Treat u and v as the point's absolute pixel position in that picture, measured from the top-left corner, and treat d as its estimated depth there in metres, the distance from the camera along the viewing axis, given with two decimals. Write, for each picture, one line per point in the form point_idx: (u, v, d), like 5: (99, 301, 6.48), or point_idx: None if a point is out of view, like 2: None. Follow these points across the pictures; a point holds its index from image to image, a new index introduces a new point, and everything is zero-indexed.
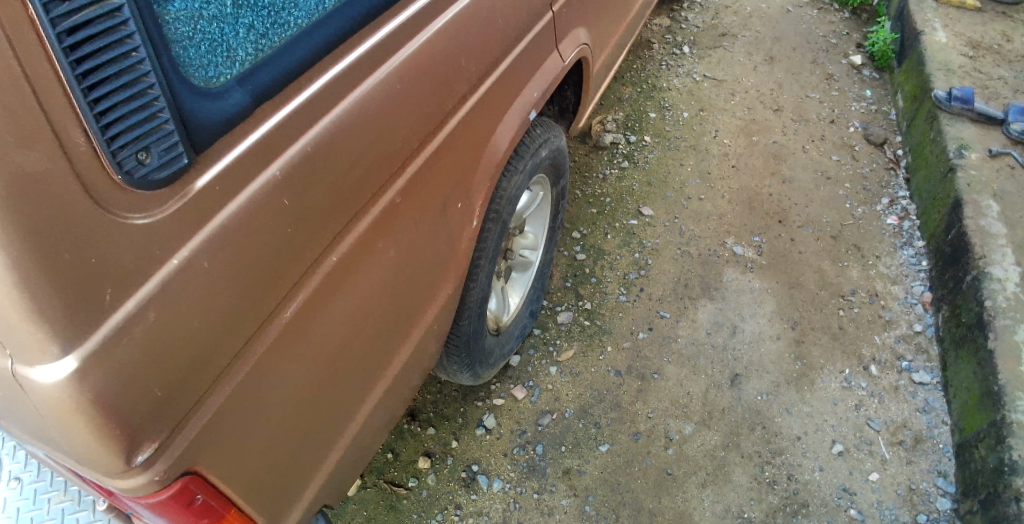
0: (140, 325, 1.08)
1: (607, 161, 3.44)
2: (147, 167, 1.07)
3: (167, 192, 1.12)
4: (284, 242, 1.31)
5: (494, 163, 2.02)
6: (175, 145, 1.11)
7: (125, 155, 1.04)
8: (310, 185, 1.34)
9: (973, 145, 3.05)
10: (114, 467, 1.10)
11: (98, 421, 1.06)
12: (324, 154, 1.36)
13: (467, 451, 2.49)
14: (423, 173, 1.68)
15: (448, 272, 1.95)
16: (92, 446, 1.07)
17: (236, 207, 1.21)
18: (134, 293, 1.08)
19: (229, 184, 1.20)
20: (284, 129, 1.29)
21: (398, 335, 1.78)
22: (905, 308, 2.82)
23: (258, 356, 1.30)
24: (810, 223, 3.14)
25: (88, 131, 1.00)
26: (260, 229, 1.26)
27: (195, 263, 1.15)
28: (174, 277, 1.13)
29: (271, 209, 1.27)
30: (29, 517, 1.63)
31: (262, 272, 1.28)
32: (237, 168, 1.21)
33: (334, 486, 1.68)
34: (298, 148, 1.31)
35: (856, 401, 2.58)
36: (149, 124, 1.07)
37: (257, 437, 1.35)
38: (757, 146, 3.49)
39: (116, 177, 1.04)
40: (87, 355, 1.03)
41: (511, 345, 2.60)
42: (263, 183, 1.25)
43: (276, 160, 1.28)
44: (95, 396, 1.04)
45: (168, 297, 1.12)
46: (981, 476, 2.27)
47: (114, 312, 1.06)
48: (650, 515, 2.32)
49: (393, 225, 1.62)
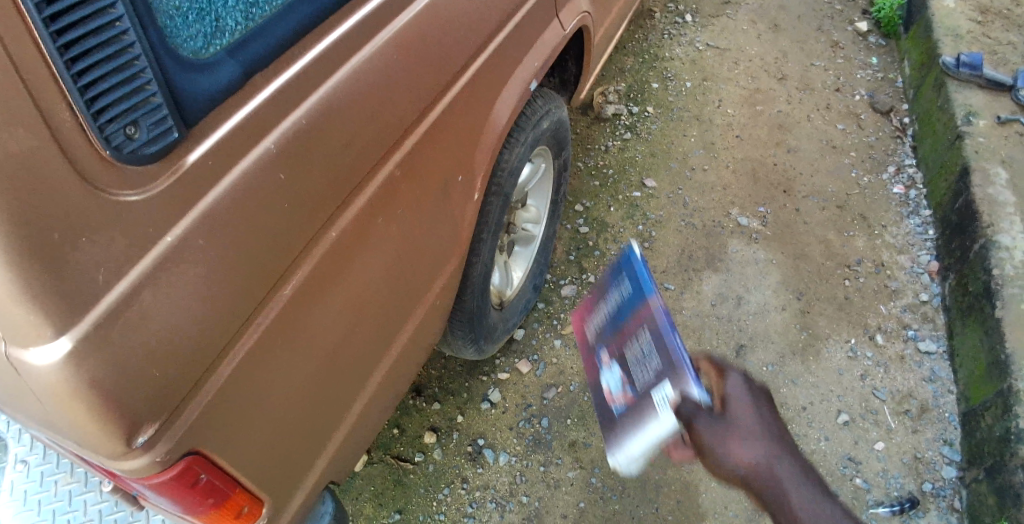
0: (135, 306, 1.06)
1: (609, 133, 3.40)
2: (137, 142, 1.05)
3: (158, 168, 1.09)
4: (280, 220, 1.29)
5: (494, 139, 1.98)
6: (165, 118, 1.09)
7: (113, 130, 1.02)
8: (305, 162, 1.31)
9: (981, 112, 3.02)
10: (115, 448, 1.09)
11: (95, 404, 1.04)
12: (319, 130, 1.33)
13: (473, 425, 2.49)
14: (421, 149, 1.65)
15: (450, 249, 1.92)
16: (91, 429, 1.06)
17: (229, 185, 1.18)
18: (128, 272, 1.06)
19: (222, 159, 1.18)
20: (275, 105, 1.26)
21: (400, 315, 1.77)
22: (912, 277, 2.81)
23: (256, 337, 1.28)
24: (814, 193, 3.11)
25: (74, 107, 0.97)
26: (257, 206, 1.24)
27: (189, 244, 1.13)
28: (166, 258, 1.10)
29: (267, 187, 1.25)
30: (36, 500, 1.62)
31: (258, 251, 1.25)
32: (229, 144, 1.19)
33: (341, 461, 1.68)
34: (291, 124, 1.28)
35: (862, 370, 2.57)
36: (137, 97, 1.04)
37: (262, 417, 1.34)
38: (761, 116, 3.44)
39: (104, 153, 1.02)
40: (81, 337, 1.01)
41: (514, 320, 2.58)
42: (259, 160, 1.23)
43: (269, 136, 1.25)
44: (91, 378, 1.03)
45: (162, 278, 1.10)
46: (987, 445, 2.27)
47: (108, 292, 1.04)
48: (656, 486, 2.34)
49: (392, 202, 1.59)
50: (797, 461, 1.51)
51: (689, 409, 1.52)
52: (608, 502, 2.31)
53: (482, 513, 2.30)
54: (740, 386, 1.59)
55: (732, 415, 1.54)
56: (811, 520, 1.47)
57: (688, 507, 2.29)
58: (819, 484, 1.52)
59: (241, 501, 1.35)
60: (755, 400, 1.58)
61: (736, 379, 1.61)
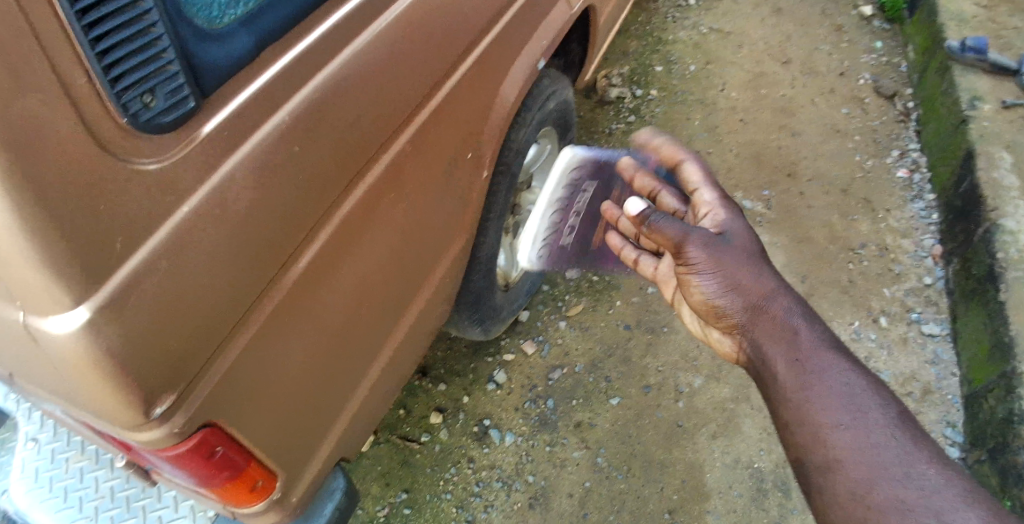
0: (151, 277, 1.06)
1: (613, 117, 3.34)
2: (153, 111, 1.04)
3: (173, 137, 1.08)
4: (295, 192, 1.28)
5: (502, 116, 1.97)
6: (181, 87, 1.07)
7: (130, 98, 1.00)
8: (318, 134, 1.30)
9: (986, 96, 3.03)
10: (133, 419, 1.09)
11: (113, 373, 1.04)
12: (331, 102, 1.32)
13: (479, 405, 2.48)
14: (432, 123, 1.64)
15: (457, 227, 1.91)
16: (111, 399, 1.06)
17: (243, 155, 1.17)
18: (146, 241, 1.06)
19: (236, 130, 1.16)
20: (288, 77, 1.25)
21: (409, 292, 1.76)
22: (916, 261, 2.82)
23: (270, 310, 1.28)
24: (819, 177, 3.11)
25: (90, 74, 0.96)
26: (270, 179, 1.22)
27: (203, 212, 1.12)
28: (182, 226, 1.09)
29: (281, 158, 1.24)
30: (47, 477, 1.61)
31: (272, 222, 1.24)
32: (243, 114, 1.17)
33: (351, 438, 1.68)
34: (304, 95, 1.27)
35: (866, 352, 2.59)
36: (153, 64, 1.03)
37: (275, 391, 1.34)
38: (765, 100, 3.43)
39: (121, 121, 1.00)
40: (99, 307, 1.01)
41: (519, 302, 2.58)
42: (272, 131, 1.22)
43: (283, 108, 1.24)
44: (108, 350, 1.02)
45: (179, 249, 1.09)
46: (990, 427, 2.30)
47: (126, 260, 1.03)
48: (660, 466, 2.35)
49: (402, 178, 1.57)
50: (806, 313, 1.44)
51: (678, 229, 1.47)
52: (614, 482, 2.32)
53: (489, 493, 2.30)
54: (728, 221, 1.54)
55: (728, 243, 1.49)
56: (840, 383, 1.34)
57: (693, 487, 2.31)
58: (837, 346, 1.40)
59: (256, 475, 1.35)
60: (752, 241, 1.52)
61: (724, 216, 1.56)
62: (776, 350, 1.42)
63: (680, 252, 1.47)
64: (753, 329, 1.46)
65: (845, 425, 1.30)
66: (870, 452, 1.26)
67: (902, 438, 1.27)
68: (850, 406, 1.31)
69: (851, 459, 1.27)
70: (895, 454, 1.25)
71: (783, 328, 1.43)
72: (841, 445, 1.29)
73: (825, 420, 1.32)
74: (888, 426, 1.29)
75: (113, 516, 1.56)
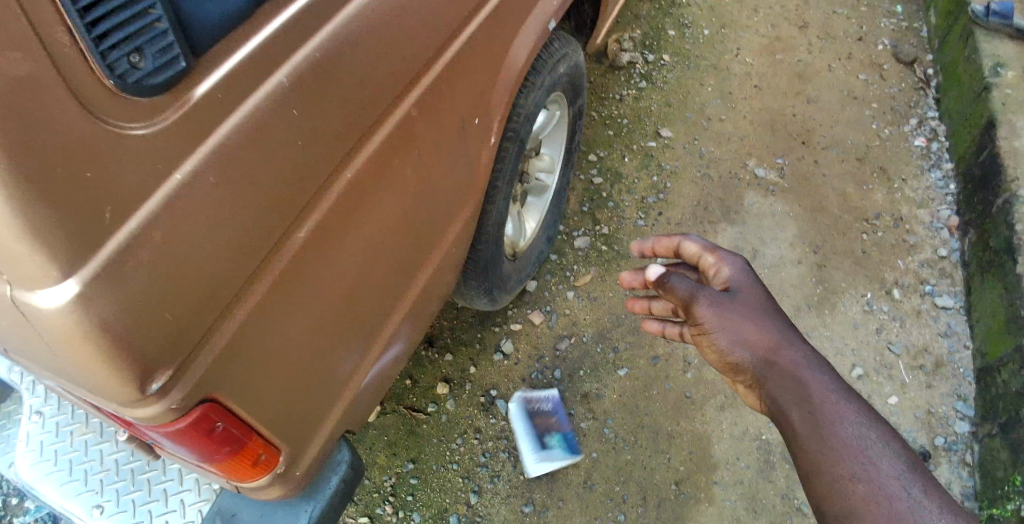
0: (143, 250, 1.03)
1: (624, 81, 3.24)
2: (142, 72, 0.98)
3: (164, 100, 1.03)
4: (293, 159, 1.23)
5: (511, 79, 1.90)
6: (172, 46, 1.02)
7: (116, 57, 0.95)
8: (318, 98, 1.25)
9: (1010, 63, 2.95)
10: (129, 394, 1.07)
11: (106, 347, 1.02)
12: (332, 65, 1.27)
13: (485, 376, 2.46)
14: (439, 87, 1.58)
15: (467, 195, 1.86)
16: (104, 374, 1.04)
17: (241, 119, 1.13)
18: (137, 212, 1.02)
19: (233, 92, 1.11)
20: (288, 36, 1.19)
21: (415, 262, 1.73)
22: (932, 232, 2.77)
23: (269, 282, 1.25)
24: (834, 145, 3.04)
25: (73, 31, 0.92)
26: (267, 145, 1.18)
27: (198, 181, 1.08)
28: (176, 196, 1.06)
29: (279, 124, 1.19)
30: (53, 450, 1.61)
31: (270, 191, 1.20)
32: (239, 75, 1.12)
33: (356, 410, 1.66)
34: (303, 57, 1.22)
35: (878, 324, 2.56)
36: (141, 21, 0.98)
37: (277, 364, 1.32)
38: (781, 65, 3.33)
39: (107, 81, 0.95)
40: (89, 278, 0.98)
41: (528, 271, 2.54)
42: (270, 95, 1.17)
43: (281, 70, 1.19)
44: (102, 321, 1.00)
45: (174, 218, 1.06)
46: (1002, 401, 2.29)
47: (116, 231, 1.00)
48: (667, 437, 2.35)
49: (408, 144, 1.52)
50: (813, 354, 1.34)
51: (688, 285, 1.42)
52: (621, 452, 2.32)
53: (495, 463, 2.30)
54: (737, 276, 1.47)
55: (733, 297, 1.41)
56: (853, 426, 1.24)
57: (700, 458, 2.31)
58: (848, 389, 1.30)
59: (259, 450, 1.33)
60: (760, 289, 1.44)
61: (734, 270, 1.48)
62: (786, 396, 1.30)
63: (690, 311, 1.41)
64: (768, 380, 1.33)
65: (862, 479, 1.19)
66: (882, 502, 1.16)
67: (912, 484, 1.18)
68: (864, 448, 1.22)
69: (868, 509, 1.16)
70: (908, 505, 1.15)
71: (795, 373, 1.31)
72: (854, 495, 1.18)
73: (840, 467, 1.21)
74: (899, 473, 1.19)
75: (118, 489, 1.56)
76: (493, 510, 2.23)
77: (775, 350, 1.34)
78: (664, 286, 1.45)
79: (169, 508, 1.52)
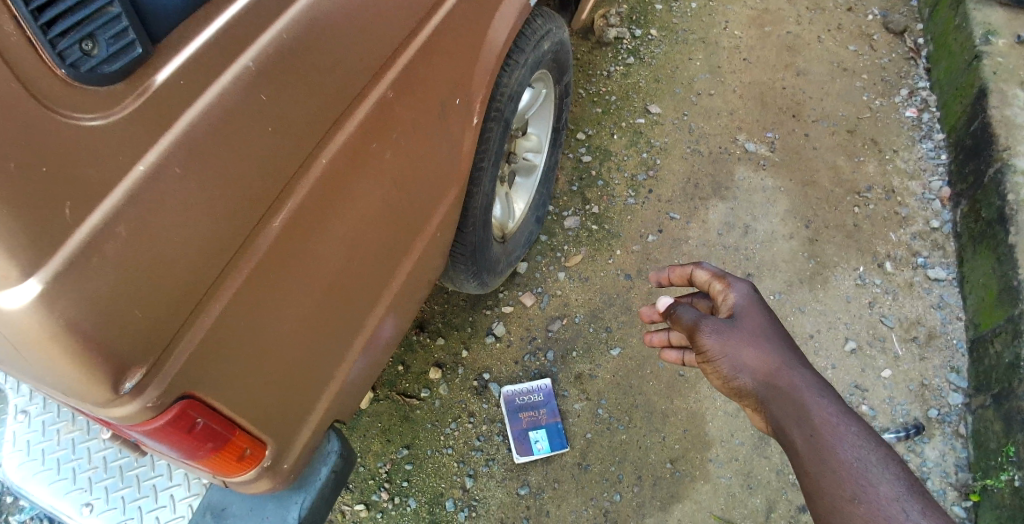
0: (109, 245, 1.00)
1: (611, 58, 3.18)
2: (96, 60, 0.96)
3: (123, 89, 1.00)
4: (265, 147, 1.19)
5: (492, 56, 1.85)
6: (125, 31, 0.99)
7: (66, 45, 0.93)
8: (287, 82, 1.21)
9: (1001, 31, 2.93)
10: (102, 394, 1.04)
11: (74, 346, 0.99)
12: (301, 47, 1.22)
13: (478, 359, 2.44)
14: (416, 67, 1.53)
15: (450, 178, 1.83)
16: (74, 374, 1.01)
17: (206, 105, 1.09)
18: (100, 205, 0.99)
19: (196, 77, 1.08)
20: (254, 17, 1.15)
21: (399, 248, 1.69)
22: (923, 204, 2.76)
23: (244, 275, 1.21)
24: (824, 118, 3.01)
25: (19, 21, 0.91)
26: (236, 133, 1.14)
27: (163, 173, 1.05)
28: (141, 190, 1.03)
29: (247, 111, 1.15)
30: (39, 449, 1.58)
31: (242, 181, 1.16)
32: (202, 61, 1.09)
33: (344, 399, 1.63)
34: (270, 40, 1.17)
35: (870, 298, 2.55)
36: (90, 7, 0.95)
37: (256, 357, 1.29)
38: (770, 38, 3.28)
39: (59, 71, 0.93)
40: (51, 277, 0.95)
41: (518, 254, 2.51)
42: (235, 80, 1.13)
43: (247, 54, 1.15)
44: (68, 321, 0.97)
45: (141, 212, 1.03)
46: (995, 372, 2.30)
47: (78, 227, 0.97)
48: (662, 416, 2.34)
49: (387, 127, 1.48)
50: (816, 376, 1.33)
51: (693, 314, 1.43)
52: (615, 432, 2.31)
53: (489, 447, 2.29)
54: (742, 298, 1.45)
55: (736, 322, 1.40)
56: (853, 450, 1.24)
57: (695, 436, 2.31)
58: (849, 411, 1.29)
59: (243, 444, 1.31)
60: (766, 310, 1.42)
61: (740, 291, 1.46)
62: (787, 418, 1.31)
63: (694, 340, 1.42)
64: (770, 403, 1.33)
65: (862, 501, 1.20)
66: None
67: (912, 507, 1.18)
68: (863, 470, 1.22)
69: None
70: None
71: (796, 395, 1.31)
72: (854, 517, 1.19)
73: (840, 489, 1.22)
74: (897, 495, 1.20)
75: (107, 486, 1.55)
76: (488, 494, 2.22)
77: (778, 374, 1.34)
78: (672, 317, 1.48)
79: (158, 504, 1.52)
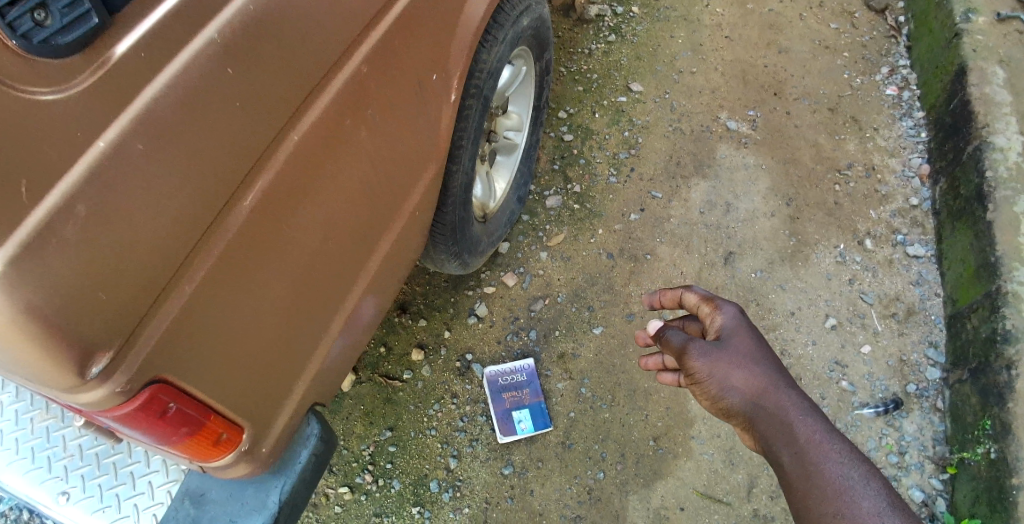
0: (69, 227, 0.97)
1: (593, 35, 3.15)
2: (49, 30, 0.95)
3: (80, 61, 0.98)
4: (233, 124, 1.16)
5: (470, 30, 1.82)
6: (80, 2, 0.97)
7: (16, 16, 0.93)
8: (254, 57, 1.18)
9: (981, 8, 2.93)
10: (67, 379, 1.02)
11: (35, 331, 0.97)
12: (266, 20, 1.19)
13: (460, 340, 2.43)
14: (390, 42, 1.50)
15: (428, 156, 1.80)
16: (37, 359, 0.99)
17: (168, 81, 1.06)
18: (58, 186, 0.96)
19: (157, 52, 1.06)
20: None
21: (376, 228, 1.66)
22: (903, 181, 2.77)
23: (214, 257, 1.18)
24: (806, 96, 3.01)
25: None
26: (201, 110, 1.11)
27: (124, 152, 1.02)
28: (103, 169, 1.00)
29: (213, 86, 1.12)
30: (13, 438, 1.56)
31: (209, 160, 1.13)
32: (162, 36, 1.06)
33: (323, 380, 1.62)
34: (234, 13, 1.14)
35: (850, 275, 2.56)
36: None
37: (229, 341, 1.26)
38: (752, 15, 3.27)
39: (10, 43, 0.93)
40: (9, 261, 0.93)
41: (499, 234, 2.49)
42: (198, 56, 1.10)
43: (210, 27, 1.12)
44: (29, 304, 0.95)
45: (103, 193, 1.00)
46: (972, 346, 2.33)
47: (35, 207, 0.95)
48: (645, 394, 2.35)
49: (361, 104, 1.45)
50: (803, 397, 1.33)
51: (681, 337, 1.46)
52: (598, 410, 2.32)
53: (473, 427, 2.29)
54: (730, 319, 1.45)
55: (724, 344, 1.40)
56: (839, 468, 1.24)
57: (677, 414, 2.32)
58: (834, 428, 1.30)
59: (219, 429, 1.29)
60: (755, 331, 1.42)
61: (729, 313, 1.46)
62: (774, 437, 1.31)
63: (684, 362, 1.43)
64: (758, 423, 1.33)
65: (846, 517, 1.20)
66: None
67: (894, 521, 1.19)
68: (847, 486, 1.23)
69: None
70: None
71: (783, 415, 1.31)
72: None
73: (826, 505, 1.23)
74: (880, 510, 1.20)
75: (84, 474, 1.52)
76: (472, 474, 2.22)
77: (766, 395, 1.34)
78: (662, 340, 1.50)
79: (136, 491, 1.50)
